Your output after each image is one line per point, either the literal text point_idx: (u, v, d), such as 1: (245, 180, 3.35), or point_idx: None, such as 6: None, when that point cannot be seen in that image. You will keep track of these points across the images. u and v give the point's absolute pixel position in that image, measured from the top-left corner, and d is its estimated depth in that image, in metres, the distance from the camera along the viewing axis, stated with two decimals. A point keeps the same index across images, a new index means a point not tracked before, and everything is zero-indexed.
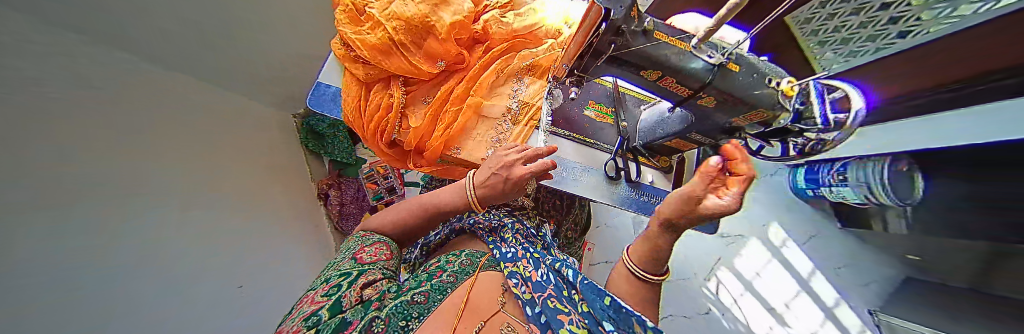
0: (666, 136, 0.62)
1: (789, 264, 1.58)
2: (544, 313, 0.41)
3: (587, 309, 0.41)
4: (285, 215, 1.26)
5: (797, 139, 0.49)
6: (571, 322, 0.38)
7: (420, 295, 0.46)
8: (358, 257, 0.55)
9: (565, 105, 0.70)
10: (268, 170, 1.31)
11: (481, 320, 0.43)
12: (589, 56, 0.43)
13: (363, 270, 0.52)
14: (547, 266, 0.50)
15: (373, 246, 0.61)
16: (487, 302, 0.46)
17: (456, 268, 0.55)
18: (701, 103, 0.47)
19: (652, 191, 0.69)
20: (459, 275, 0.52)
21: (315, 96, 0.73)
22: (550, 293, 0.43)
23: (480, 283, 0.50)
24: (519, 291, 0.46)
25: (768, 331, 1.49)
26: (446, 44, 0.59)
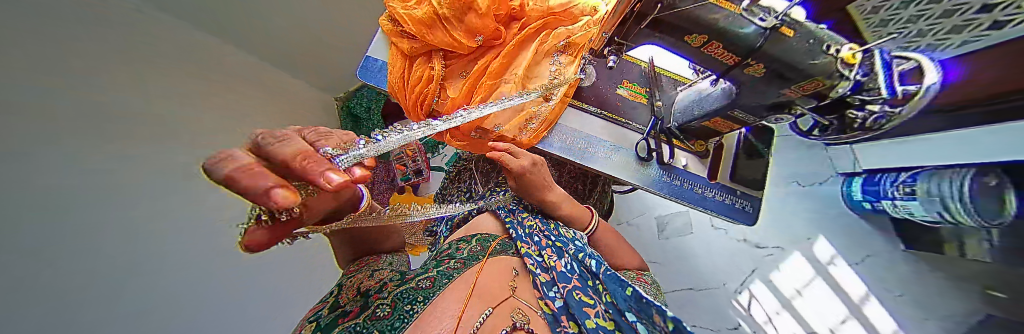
0: (704, 116, 0.60)
1: None
2: (564, 301, 0.44)
3: (610, 299, 0.44)
4: None
5: (857, 112, 0.45)
6: (597, 315, 0.41)
7: (425, 281, 0.44)
8: (345, 271, 0.48)
9: (598, 84, 0.71)
10: None
11: (491, 306, 0.41)
12: (632, 19, 0.44)
13: (346, 279, 0.46)
14: (570, 255, 0.52)
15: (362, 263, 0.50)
16: (499, 288, 0.44)
17: (466, 255, 0.51)
18: (749, 72, 0.45)
19: (686, 176, 0.68)
20: (468, 261, 0.49)
21: (364, 67, 0.81)
22: (576, 284, 0.45)
23: (493, 267, 0.49)
24: (537, 277, 0.48)
25: None
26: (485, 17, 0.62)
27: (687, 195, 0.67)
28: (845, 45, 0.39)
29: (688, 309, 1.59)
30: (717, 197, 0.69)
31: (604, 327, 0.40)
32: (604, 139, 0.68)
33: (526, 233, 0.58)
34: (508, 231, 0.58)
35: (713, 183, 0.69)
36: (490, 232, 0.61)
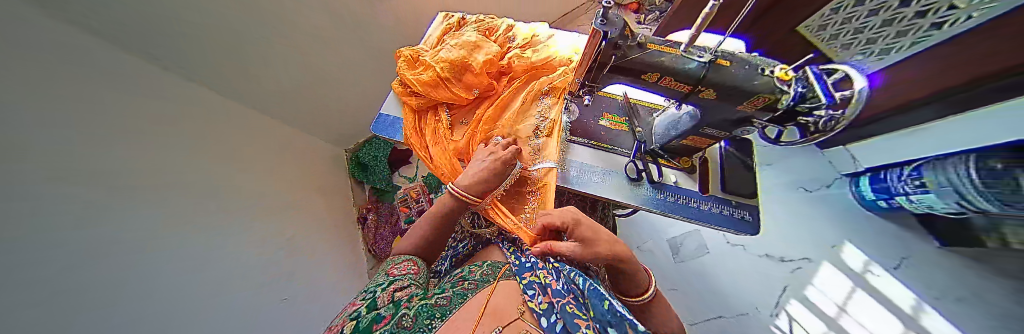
0: (680, 135, 0.66)
1: (883, 295, 1.39)
2: (560, 320, 0.46)
3: (591, 316, 0.44)
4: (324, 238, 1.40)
5: (808, 119, 0.50)
6: (587, 327, 0.42)
7: (444, 299, 0.55)
8: (390, 272, 0.61)
9: (582, 118, 0.79)
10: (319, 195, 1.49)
11: (501, 325, 0.48)
12: (595, 68, 0.52)
13: (394, 280, 0.57)
14: (566, 274, 0.57)
15: (403, 264, 0.65)
16: (508, 310, 0.52)
17: (478, 276, 0.63)
18: (703, 96, 0.52)
19: (676, 191, 0.72)
20: (480, 283, 0.61)
21: (378, 123, 0.91)
22: (570, 299, 0.49)
23: (501, 291, 0.57)
24: (536, 303, 0.51)
25: None
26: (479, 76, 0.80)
27: (683, 209, 0.70)
28: (777, 66, 0.47)
29: None
30: (713, 209, 0.71)
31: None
32: (594, 165, 0.74)
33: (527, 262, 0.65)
34: (511, 262, 0.67)
35: (706, 195, 0.72)
36: (496, 258, 0.73)
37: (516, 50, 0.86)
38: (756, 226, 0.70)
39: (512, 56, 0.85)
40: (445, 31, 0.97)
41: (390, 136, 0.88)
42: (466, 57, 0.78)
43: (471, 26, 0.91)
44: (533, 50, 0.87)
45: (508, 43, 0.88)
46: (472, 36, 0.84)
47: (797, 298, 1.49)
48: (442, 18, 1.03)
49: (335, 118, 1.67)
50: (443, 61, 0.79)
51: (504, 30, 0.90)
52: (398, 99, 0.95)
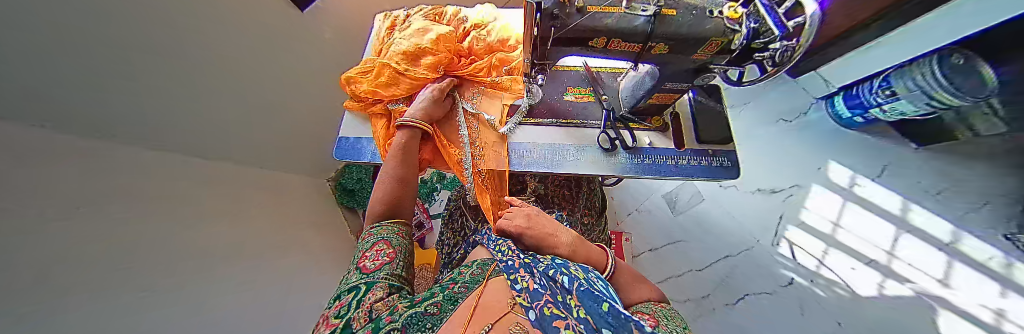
0: (644, 95, 0.64)
1: (869, 202, 1.55)
2: (541, 319, 0.42)
3: (585, 315, 0.40)
4: (329, 269, 1.35)
5: (762, 54, 0.48)
6: (568, 327, 0.38)
7: (433, 307, 0.51)
8: (363, 267, 0.56)
9: (547, 98, 0.77)
10: (317, 228, 1.44)
11: (488, 323, 0.45)
12: (538, 44, 0.49)
13: (370, 283, 0.52)
14: (544, 275, 0.52)
15: (376, 247, 0.61)
16: (497, 308, 0.49)
17: (469, 278, 0.61)
18: (655, 52, 0.49)
19: (652, 152, 0.71)
20: (470, 285, 0.58)
21: (340, 149, 0.86)
22: (548, 300, 0.44)
23: (489, 291, 0.54)
24: (522, 300, 0.47)
25: (877, 289, 1.39)
26: (437, 59, 0.79)
27: (662, 168, 0.70)
28: (725, 6, 0.44)
29: (735, 281, 1.58)
30: (691, 163, 0.71)
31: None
32: (567, 143, 0.72)
33: (505, 258, 0.60)
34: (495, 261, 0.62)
35: (682, 150, 0.71)
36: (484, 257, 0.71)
37: (469, 31, 0.83)
38: (735, 169, 0.70)
39: (467, 39, 0.83)
40: (391, 27, 0.91)
41: (356, 158, 0.85)
42: (420, 45, 0.77)
43: (418, 14, 0.88)
44: (485, 26, 0.84)
45: (462, 23, 0.84)
46: (422, 23, 0.81)
47: (793, 224, 1.64)
48: (384, 17, 0.98)
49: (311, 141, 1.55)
50: (398, 54, 0.78)
51: (453, 14, 0.86)
52: (357, 118, 0.92)
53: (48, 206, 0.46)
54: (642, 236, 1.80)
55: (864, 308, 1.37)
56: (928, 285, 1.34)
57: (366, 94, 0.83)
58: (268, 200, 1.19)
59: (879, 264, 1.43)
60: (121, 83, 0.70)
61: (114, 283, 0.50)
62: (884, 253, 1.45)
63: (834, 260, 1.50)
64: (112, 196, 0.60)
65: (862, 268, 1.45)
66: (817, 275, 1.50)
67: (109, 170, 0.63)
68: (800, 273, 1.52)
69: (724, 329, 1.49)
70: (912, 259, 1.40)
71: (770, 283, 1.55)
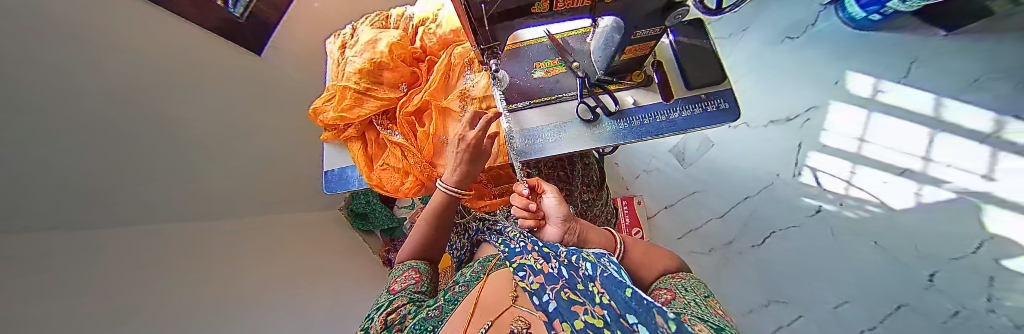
0: (616, 50, 0.56)
1: (895, 108, 1.42)
2: (556, 303, 0.41)
3: (605, 299, 0.33)
4: (357, 291, 1.40)
5: None
6: (586, 313, 0.34)
7: (434, 310, 0.56)
8: (391, 289, 0.62)
9: (515, 79, 0.70)
10: (338, 254, 1.50)
11: (488, 321, 0.49)
12: (477, 26, 0.43)
13: (394, 298, 0.58)
14: (561, 261, 0.48)
15: (405, 274, 0.66)
16: (498, 302, 0.53)
17: (469, 277, 0.68)
18: (610, 1, 0.41)
19: (640, 112, 0.65)
20: (470, 282, 0.65)
21: (328, 182, 0.87)
22: (565, 283, 0.42)
23: (491, 283, 0.60)
24: (529, 284, 0.49)
25: (914, 200, 1.27)
26: (397, 69, 0.73)
27: (653, 127, 0.63)
28: None
29: (755, 221, 1.56)
30: (684, 114, 0.63)
31: (593, 325, 0.32)
32: (545, 124, 0.67)
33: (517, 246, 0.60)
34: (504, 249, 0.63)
35: (672, 101, 0.64)
36: (489, 252, 0.76)
37: (420, 29, 0.76)
38: (735, 110, 0.62)
39: (420, 37, 0.76)
40: (342, 43, 0.85)
41: (343, 187, 0.85)
42: (374, 58, 0.70)
43: (365, 24, 0.81)
44: (434, 20, 0.76)
45: (410, 21, 0.78)
46: (371, 32, 0.75)
47: (815, 149, 1.54)
48: (335, 37, 0.91)
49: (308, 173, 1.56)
50: (354, 73, 0.71)
51: (399, 14, 0.80)
52: (335, 148, 0.89)
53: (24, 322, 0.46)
54: (656, 196, 1.76)
55: (896, 221, 1.28)
56: (966, 183, 1.20)
57: (334, 122, 0.78)
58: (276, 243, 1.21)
59: (915, 173, 1.30)
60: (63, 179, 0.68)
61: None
62: (918, 159, 1.31)
63: (862, 178, 1.40)
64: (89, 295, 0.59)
65: (895, 181, 1.33)
66: (846, 197, 1.41)
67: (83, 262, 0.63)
68: (826, 200, 1.45)
69: (754, 272, 1.50)
70: (952, 159, 1.25)
71: (796, 215, 1.49)
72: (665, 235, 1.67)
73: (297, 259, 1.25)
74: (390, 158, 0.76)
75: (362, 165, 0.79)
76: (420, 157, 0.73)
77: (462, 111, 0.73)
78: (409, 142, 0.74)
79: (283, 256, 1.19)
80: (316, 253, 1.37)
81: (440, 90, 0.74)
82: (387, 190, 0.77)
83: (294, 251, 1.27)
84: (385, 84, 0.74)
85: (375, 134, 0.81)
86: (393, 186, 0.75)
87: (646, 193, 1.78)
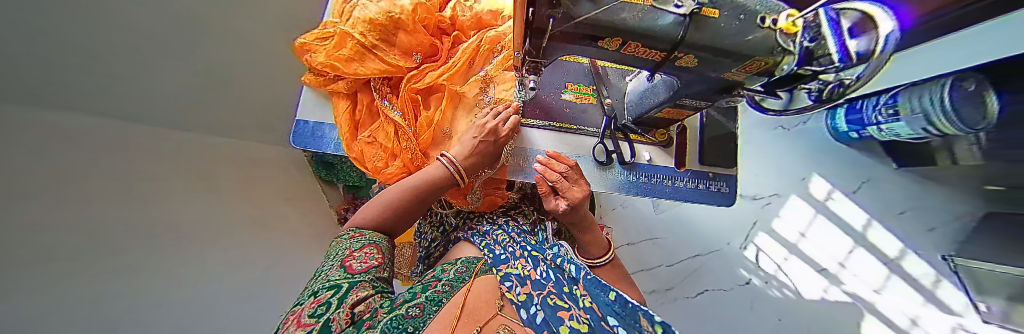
0: (656, 107, 0.54)
1: (837, 216, 1.63)
2: (543, 312, 0.46)
3: (590, 304, 0.47)
4: (312, 240, 1.28)
5: (810, 85, 0.39)
6: (572, 318, 0.43)
7: (416, 308, 0.45)
8: (347, 266, 0.47)
9: (541, 94, 0.65)
10: (300, 195, 1.36)
11: (479, 325, 0.45)
12: (531, 36, 0.37)
13: (355, 282, 0.44)
14: (546, 263, 0.57)
15: (365, 249, 0.52)
16: (485, 307, 0.48)
17: (454, 276, 0.56)
18: (679, 64, 0.38)
19: (651, 171, 0.64)
20: (455, 284, 0.54)
21: (296, 135, 0.74)
22: (550, 290, 0.49)
23: (477, 288, 0.53)
24: (515, 295, 0.50)
25: (821, 294, 1.51)
26: (416, 35, 0.63)
27: (658, 189, 0.63)
28: (782, 13, 0.33)
29: (700, 275, 1.69)
30: (690, 185, 0.64)
31: (577, 329, 0.41)
32: (558, 151, 0.63)
33: (500, 248, 0.63)
34: (486, 255, 0.62)
35: (682, 170, 0.65)
36: (472, 254, 0.65)
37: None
38: (733, 197, 0.65)
39: (452, 7, 0.68)
40: None
41: (314, 148, 0.74)
42: (392, 12, 0.59)
43: None
44: None
45: None
46: None
47: (764, 230, 1.71)
48: None
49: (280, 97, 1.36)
50: (362, 21, 0.60)
51: None
52: (318, 98, 0.77)
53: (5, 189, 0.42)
54: (625, 232, 1.81)
55: (804, 307, 1.51)
56: (859, 290, 1.47)
57: (323, 69, 0.66)
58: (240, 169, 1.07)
59: (829, 273, 1.54)
60: (47, 66, 0.56)
61: (24, 262, 0.42)
62: (836, 263, 1.55)
63: (790, 267, 1.60)
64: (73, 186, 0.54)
65: (812, 275, 1.56)
66: (773, 278, 1.61)
67: (65, 152, 0.56)
68: (758, 275, 1.63)
69: (689, 319, 1.60)
70: (859, 270, 1.51)
71: (730, 281, 1.65)
72: None
73: (258, 191, 1.11)
74: (378, 132, 0.66)
75: (344, 130, 0.68)
76: (416, 141, 0.65)
77: (478, 103, 0.67)
78: (406, 120, 0.65)
79: (248, 182, 1.07)
80: (278, 190, 1.23)
81: (460, 73, 0.66)
82: (366, 167, 0.67)
83: (259, 180, 1.14)
84: (397, 47, 0.64)
85: (370, 99, 0.71)
86: (374, 166, 0.66)
87: (615, 226, 1.82)
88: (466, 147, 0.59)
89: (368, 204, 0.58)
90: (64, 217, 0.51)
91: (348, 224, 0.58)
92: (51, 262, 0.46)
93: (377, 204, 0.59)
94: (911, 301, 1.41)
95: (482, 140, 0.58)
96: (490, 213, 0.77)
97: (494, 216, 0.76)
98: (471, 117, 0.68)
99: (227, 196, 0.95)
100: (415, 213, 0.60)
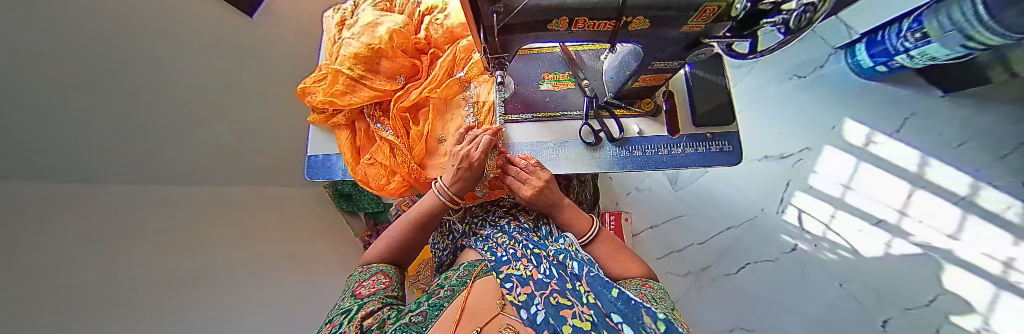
0: (630, 77, 0.54)
1: (882, 160, 1.48)
2: (544, 311, 0.43)
3: (594, 300, 0.42)
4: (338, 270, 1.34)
5: (773, 17, 0.37)
6: (574, 317, 0.40)
7: (418, 315, 0.49)
8: (357, 293, 0.51)
9: (520, 88, 0.68)
10: (323, 229, 1.44)
11: (478, 326, 0.46)
12: (485, 34, 0.39)
13: (363, 303, 0.48)
14: (550, 261, 0.55)
15: (372, 277, 0.55)
16: (486, 308, 0.49)
17: (455, 280, 0.59)
18: (633, 28, 0.39)
19: (642, 143, 0.63)
20: (457, 287, 0.56)
21: (310, 167, 0.81)
22: (554, 289, 0.46)
23: (477, 288, 0.54)
24: (515, 296, 0.48)
25: (885, 250, 1.35)
26: (396, 60, 0.68)
27: (654, 160, 0.62)
28: None
29: (737, 249, 1.56)
30: (687, 150, 0.63)
31: (581, 326, 0.38)
32: (545, 140, 0.64)
33: (503, 250, 0.62)
34: (488, 257, 0.61)
35: (676, 136, 0.63)
36: (474, 258, 0.68)
37: (428, 20, 0.73)
38: (738, 154, 0.62)
39: (427, 28, 0.73)
40: (339, 22, 0.79)
41: (325, 178, 0.80)
42: (372, 44, 0.65)
43: (366, 3, 0.76)
44: (444, 12, 0.73)
45: (417, 8, 0.74)
46: (371, 14, 0.70)
47: (801, 189, 1.57)
48: (334, 11, 0.86)
49: (295, 143, 1.49)
50: (348, 58, 0.67)
51: None
52: (323, 133, 0.84)
53: (47, 256, 0.50)
54: (646, 215, 1.74)
55: (866, 267, 1.35)
56: (930, 238, 1.31)
57: (322, 106, 0.73)
58: (261, 211, 1.16)
59: (889, 224, 1.38)
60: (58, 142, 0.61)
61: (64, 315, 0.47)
62: (895, 212, 1.39)
63: (841, 224, 1.45)
64: (122, 244, 0.64)
65: (869, 230, 1.40)
66: (823, 240, 1.46)
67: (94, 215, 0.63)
68: (805, 240, 1.49)
69: (734, 297, 1.48)
70: (924, 216, 1.35)
71: (773, 250, 1.52)
72: (647, 253, 1.66)
73: (285, 230, 1.20)
74: (377, 153, 0.71)
75: (348, 157, 0.74)
76: (411, 156, 0.68)
77: (465, 110, 0.70)
78: (400, 138, 0.69)
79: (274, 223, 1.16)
80: (296, 224, 1.31)
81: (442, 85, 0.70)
82: (371, 187, 0.72)
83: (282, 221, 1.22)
84: (382, 73, 0.70)
85: (366, 125, 0.76)
86: (378, 184, 0.70)
87: (634, 210, 1.76)
88: (451, 174, 0.61)
89: (378, 239, 0.62)
90: (100, 271, 0.56)
91: (362, 260, 0.61)
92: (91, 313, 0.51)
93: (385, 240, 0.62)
94: (999, 241, 1.23)
95: (460, 167, 0.59)
96: (491, 216, 0.78)
97: (495, 217, 0.76)
98: (459, 123, 0.70)
99: (258, 238, 1.03)
100: (423, 241, 0.64)
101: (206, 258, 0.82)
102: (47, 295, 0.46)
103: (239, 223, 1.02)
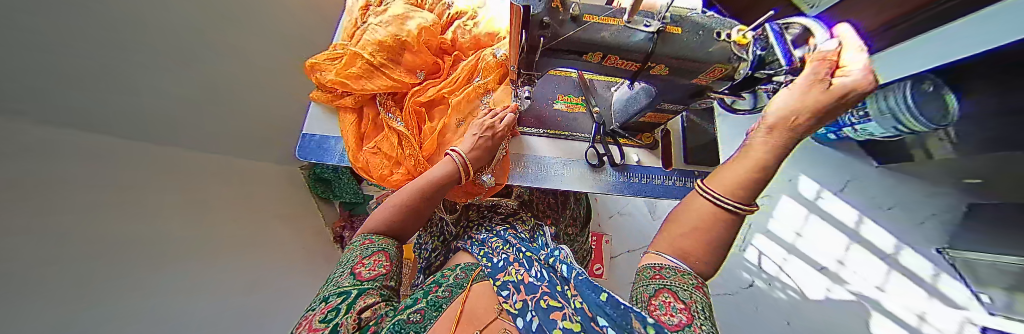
0: (639, 112, 0.59)
1: (829, 214, 1.68)
2: (537, 319, 0.43)
3: (581, 305, 0.43)
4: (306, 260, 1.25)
5: (767, 85, 0.43)
6: (565, 319, 0.40)
7: (417, 314, 0.47)
8: (357, 273, 0.47)
9: (535, 104, 0.72)
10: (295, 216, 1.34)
11: (478, 329, 0.45)
12: (524, 52, 0.42)
13: (364, 289, 0.44)
14: (540, 264, 0.57)
15: (373, 256, 0.50)
16: (485, 311, 0.48)
17: (453, 281, 0.59)
18: (654, 73, 0.44)
19: (640, 171, 0.69)
20: (454, 289, 0.57)
21: (303, 147, 0.78)
22: (544, 292, 0.47)
23: (476, 291, 0.54)
24: (511, 304, 0.47)
25: (826, 293, 1.51)
26: (419, 54, 0.70)
27: (649, 189, 0.68)
28: (734, 28, 0.40)
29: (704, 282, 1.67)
30: (678, 183, 0.69)
31: (570, 329, 0.38)
32: (553, 156, 0.68)
33: (499, 256, 0.62)
34: (483, 264, 0.61)
35: (670, 170, 0.70)
36: (468, 260, 0.68)
37: (457, 22, 0.76)
38: None
39: (453, 30, 0.76)
40: (363, 7, 0.80)
41: (320, 160, 0.77)
42: (398, 35, 0.67)
43: None
44: (473, 19, 0.77)
45: (446, 9, 0.77)
46: (401, 6, 0.71)
47: (761, 231, 1.74)
48: None
49: (280, 121, 1.41)
50: (372, 44, 0.67)
51: None
52: (325, 114, 0.82)
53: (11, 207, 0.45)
54: (623, 240, 1.81)
55: (809, 308, 1.50)
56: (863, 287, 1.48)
57: (333, 85, 0.72)
58: (234, 186, 1.08)
59: (830, 271, 1.56)
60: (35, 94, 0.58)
61: (18, 275, 0.42)
62: (834, 261, 1.57)
63: (791, 267, 1.62)
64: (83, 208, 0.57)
65: (813, 274, 1.57)
66: (776, 279, 1.61)
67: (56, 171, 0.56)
68: (760, 278, 1.63)
69: None
70: (858, 267, 1.53)
71: (733, 285, 1.65)
72: (621, 277, 1.71)
73: (254, 210, 1.12)
74: (385, 140, 0.70)
75: (350, 141, 0.73)
76: (418, 148, 0.68)
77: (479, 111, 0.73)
78: (410, 130, 0.69)
79: (243, 202, 1.08)
80: (268, 205, 1.22)
81: (460, 85, 0.72)
82: (371, 175, 0.71)
83: (252, 201, 1.14)
84: (403, 65, 0.71)
85: (375, 112, 0.76)
86: (379, 174, 0.69)
87: (613, 234, 1.82)
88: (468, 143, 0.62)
89: (375, 212, 0.57)
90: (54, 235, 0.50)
91: (362, 229, 0.57)
92: (44, 273, 0.46)
93: (388, 207, 0.56)
94: (917, 297, 1.42)
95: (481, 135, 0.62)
96: (489, 222, 0.78)
97: (492, 224, 0.77)
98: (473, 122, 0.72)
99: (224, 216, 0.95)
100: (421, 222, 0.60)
101: (173, 228, 0.76)
102: (10, 249, 0.42)
103: (209, 196, 0.95)
